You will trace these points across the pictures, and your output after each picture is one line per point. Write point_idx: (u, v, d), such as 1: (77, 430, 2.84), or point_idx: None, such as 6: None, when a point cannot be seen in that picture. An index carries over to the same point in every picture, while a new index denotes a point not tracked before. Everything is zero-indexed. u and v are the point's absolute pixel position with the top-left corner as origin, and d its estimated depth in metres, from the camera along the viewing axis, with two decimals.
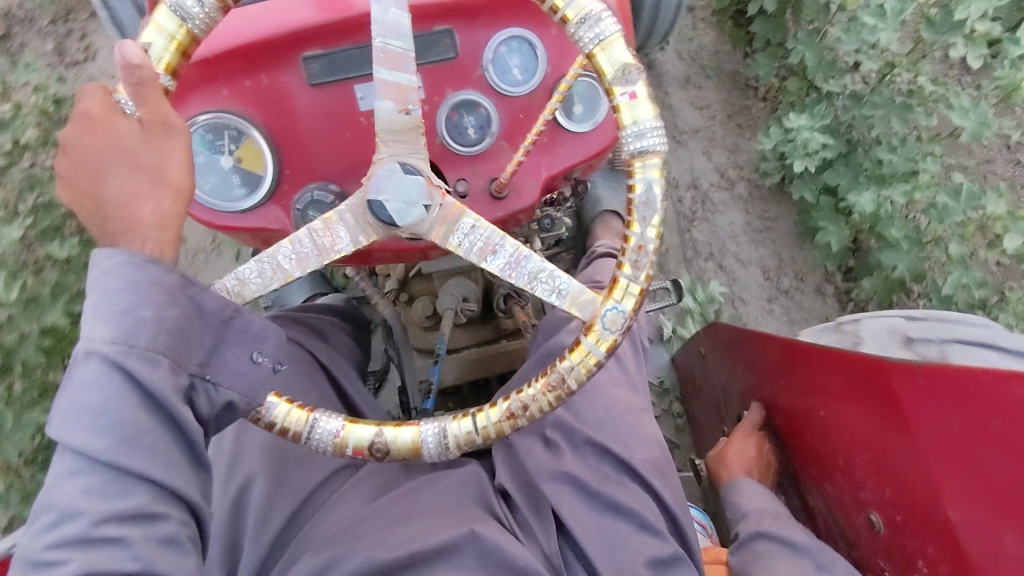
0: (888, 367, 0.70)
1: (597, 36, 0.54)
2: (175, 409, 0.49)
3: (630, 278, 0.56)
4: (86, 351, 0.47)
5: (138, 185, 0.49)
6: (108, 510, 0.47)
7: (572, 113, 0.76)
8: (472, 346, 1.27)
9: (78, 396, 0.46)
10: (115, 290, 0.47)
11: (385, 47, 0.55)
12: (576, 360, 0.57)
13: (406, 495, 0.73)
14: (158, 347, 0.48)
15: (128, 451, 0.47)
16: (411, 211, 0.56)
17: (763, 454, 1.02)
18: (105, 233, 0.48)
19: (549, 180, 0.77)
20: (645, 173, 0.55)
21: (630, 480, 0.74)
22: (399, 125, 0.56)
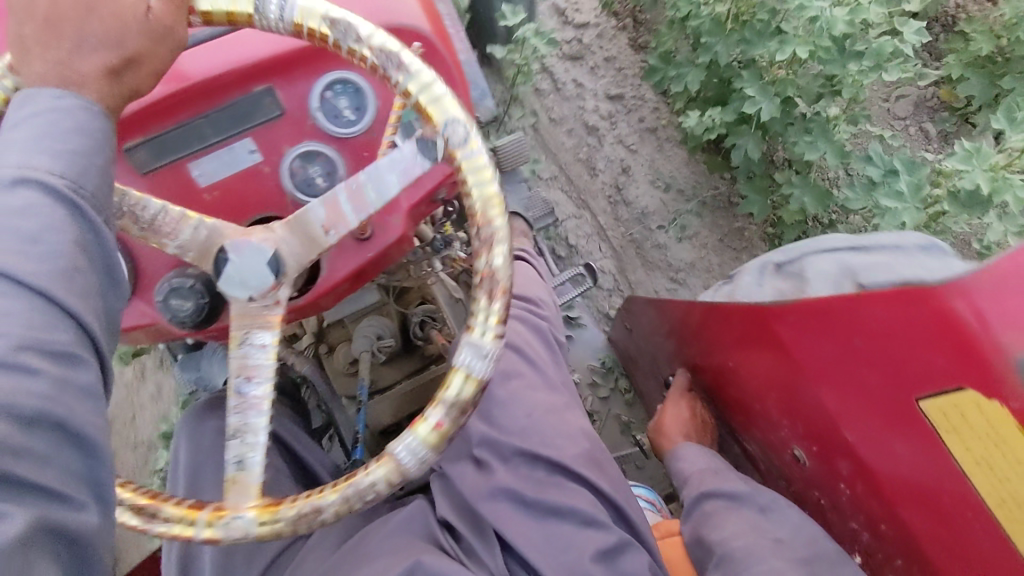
0: (767, 311, 0.74)
1: (468, 362, 0.56)
2: (111, 258, 0.47)
3: (283, 520, 0.56)
4: (17, 176, 0.43)
5: (104, 61, 0.48)
6: (30, 338, 0.40)
7: None
8: (403, 380, 1.25)
9: (6, 218, 0.42)
10: (64, 128, 0.45)
11: (361, 184, 0.58)
12: (193, 518, 0.57)
13: (349, 553, 0.70)
14: (97, 199, 0.46)
15: (59, 285, 0.42)
16: (240, 290, 0.58)
17: (698, 414, 1.02)
18: (46, 71, 0.47)
19: (411, 210, 0.77)
20: (490, 257, 0.56)
21: (568, 480, 0.73)
22: (311, 231, 0.59)
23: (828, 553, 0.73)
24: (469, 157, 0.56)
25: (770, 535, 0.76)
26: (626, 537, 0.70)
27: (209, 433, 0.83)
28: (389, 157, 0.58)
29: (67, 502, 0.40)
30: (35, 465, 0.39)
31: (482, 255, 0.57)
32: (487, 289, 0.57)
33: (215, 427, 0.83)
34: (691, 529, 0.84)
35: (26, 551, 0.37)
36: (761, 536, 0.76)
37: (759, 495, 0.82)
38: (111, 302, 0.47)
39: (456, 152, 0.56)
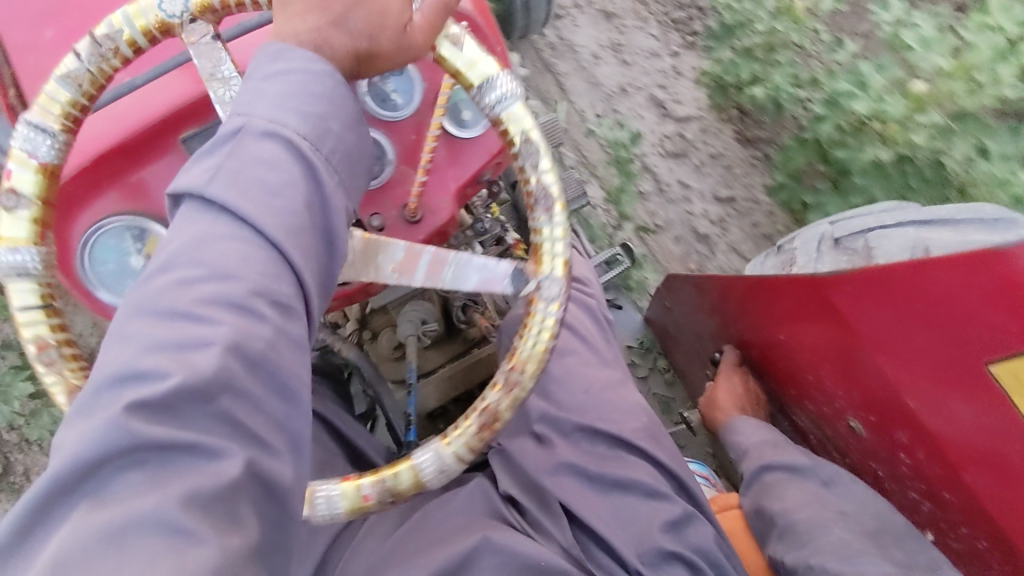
0: (820, 281, 0.73)
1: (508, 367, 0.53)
2: (336, 224, 0.45)
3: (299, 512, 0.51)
4: (269, 129, 0.44)
5: (348, 46, 0.47)
6: (263, 285, 0.40)
7: (462, 120, 0.77)
8: (446, 363, 1.26)
9: (256, 168, 0.42)
10: (312, 93, 0.45)
11: (457, 259, 0.56)
12: None
13: (417, 527, 0.72)
14: (333, 162, 0.46)
15: (293, 240, 0.42)
16: None
17: (750, 388, 1.01)
18: (302, 37, 0.47)
19: (460, 190, 0.78)
20: (550, 232, 0.54)
21: (630, 453, 0.75)
22: (383, 261, 0.56)
23: (896, 525, 0.74)
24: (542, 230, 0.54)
25: (833, 508, 0.77)
26: (690, 509, 0.73)
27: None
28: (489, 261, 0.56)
29: (267, 450, 0.38)
30: (242, 407, 0.37)
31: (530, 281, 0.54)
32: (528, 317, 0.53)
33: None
34: (751, 501, 0.86)
35: (235, 499, 0.35)
36: (824, 508, 0.77)
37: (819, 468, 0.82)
38: (330, 269, 0.46)
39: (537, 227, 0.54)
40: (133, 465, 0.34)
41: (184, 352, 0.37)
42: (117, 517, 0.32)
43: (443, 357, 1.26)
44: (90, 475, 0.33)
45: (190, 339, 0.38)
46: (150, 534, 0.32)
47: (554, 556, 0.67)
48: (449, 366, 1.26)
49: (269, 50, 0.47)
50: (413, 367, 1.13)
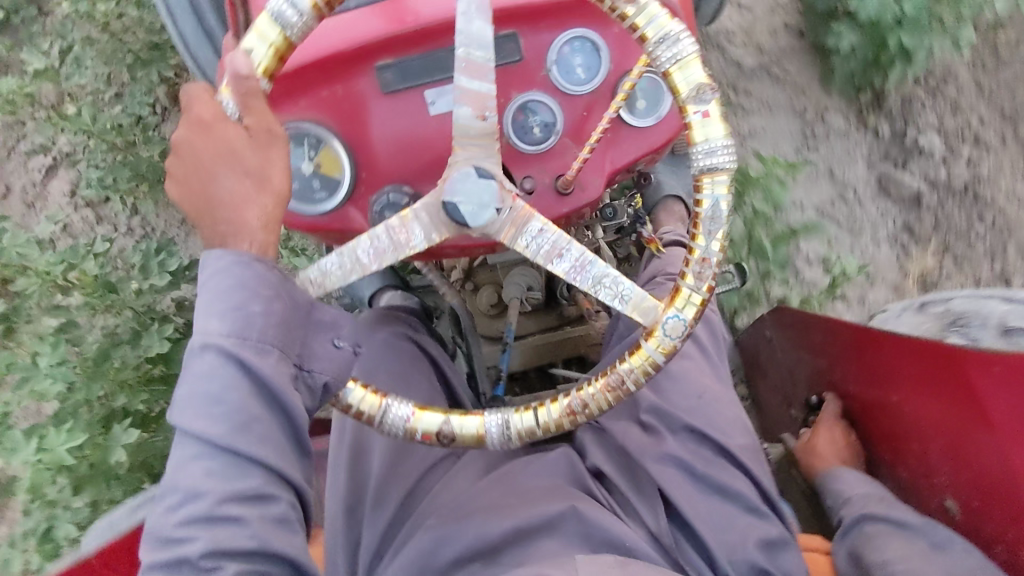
0: (965, 355, 0.70)
1: (675, 56, 0.58)
2: (282, 398, 0.55)
3: (693, 288, 0.63)
4: (203, 343, 0.53)
5: (244, 191, 0.54)
6: (229, 492, 0.54)
7: (635, 108, 0.78)
8: (536, 332, 1.30)
9: (199, 384, 0.53)
10: (227, 287, 0.53)
11: (468, 56, 0.63)
12: (635, 364, 0.63)
13: (505, 480, 0.78)
14: (267, 339, 0.54)
15: (243, 436, 0.54)
16: (483, 213, 0.64)
17: (851, 442, 0.97)
18: (213, 233, 0.54)
19: (612, 174, 0.80)
20: (713, 190, 0.61)
21: (730, 464, 0.79)
22: (475, 129, 0.63)
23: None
24: None
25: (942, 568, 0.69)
26: (787, 536, 0.75)
27: (378, 342, 0.93)
28: (462, 16, 0.63)
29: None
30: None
31: (630, 8, 0.58)
32: (645, 14, 0.58)
33: (386, 339, 0.93)
34: (848, 549, 0.78)
35: None
36: (929, 564, 0.70)
37: (932, 528, 0.73)
38: (296, 430, 0.57)
39: None
40: None
41: (181, 570, 0.54)
42: None
43: (536, 327, 1.29)
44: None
45: (181, 559, 0.54)
46: None
47: (639, 539, 0.73)
48: (539, 335, 1.30)
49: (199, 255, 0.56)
50: (513, 328, 1.18)
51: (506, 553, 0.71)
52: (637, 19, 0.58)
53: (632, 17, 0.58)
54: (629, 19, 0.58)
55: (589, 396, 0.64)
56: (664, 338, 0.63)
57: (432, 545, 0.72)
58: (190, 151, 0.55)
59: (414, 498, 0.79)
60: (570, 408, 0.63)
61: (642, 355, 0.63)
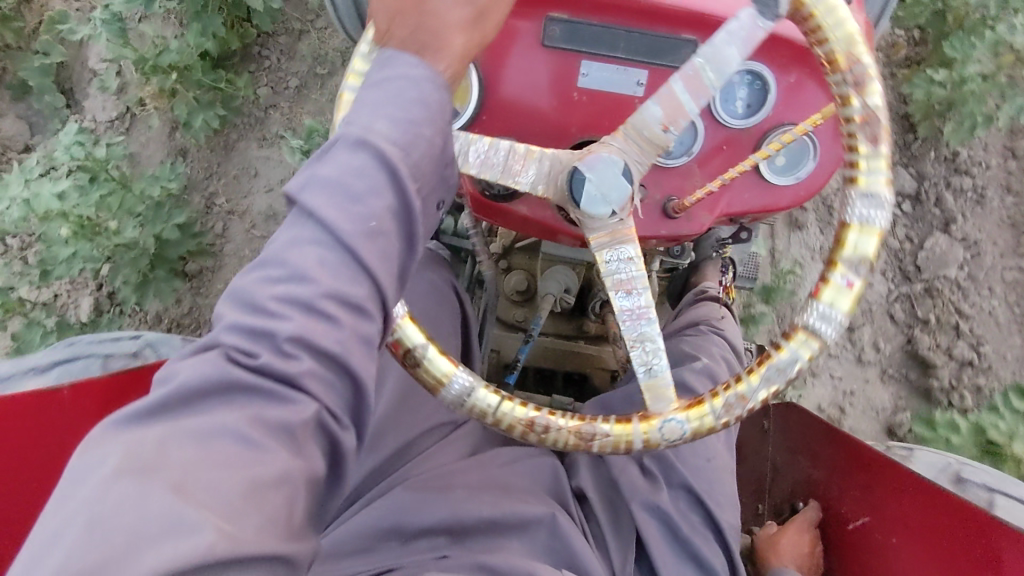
0: (1002, 531, 0.70)
1: (865, 215, 0.56)
2: (417, 227, 0.50)
3: (716, 412, 0.58)
4: (362, 137, 0.48)
5: (460, 16, 0.50)
6: (335, 288, 0.46)
7: (773, 163, 0.74)
8: (551, 334, 1.27)
9: (342, 174, 0.47)
10: (409, 97, 0.49)
11: (699, 69, 0.58)
12: (615, 432, 0.58)
13: (484, 466, 0.74)
14: (422, 166, 0.49)
15: (369, 243, 0.47)
16: (601, 206, 0.59)
17: (814, 555, 0.95)
18: (407, 39, 0.50)
19: (721, 217, 0.77)
20: (798, 347, 0.57)
21: (716, 540, 0.73)
22: (650, 133, 0.59)
23: None
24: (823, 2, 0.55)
25: None
26: None
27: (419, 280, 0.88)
28: (725, 32, 0.57)
29: (338, 420, 0.47)
30: (318, 386, 0.45)
31: (859, 99, 0.56)
32: (870, 132, 0.56)
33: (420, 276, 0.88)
34: None
35: (304, 438, 0.44)
36: None
37: None
38: (410, 265, 0.51)
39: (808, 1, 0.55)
40: (230, 403, 0.43)
41: (261, 344, 0.44)
42: (204, 427, 0.41)
43: (552, 329, 1.26)
44: (195, 402, 0.43)
45: (264, 332, 0.45)
46: (224, 441, 0.41)
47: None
48: (551, 338, 1.26)
49: (379, 55, 0.51)
50: (540, 323, 1.08)
51: (475, 539, 0.67)
52: (862, 141, 0.56)
53: (861, 154, 0.56)
54: (857, 155, 0.56)
55: (553, 425, 0.59)
56: (657, 429, 0.58)
57: (399, 508, 0.68)
58: None
59: (407, 453, 0.75)
60: (531, 420, 0.59)
61: (628, 426, 0.58)
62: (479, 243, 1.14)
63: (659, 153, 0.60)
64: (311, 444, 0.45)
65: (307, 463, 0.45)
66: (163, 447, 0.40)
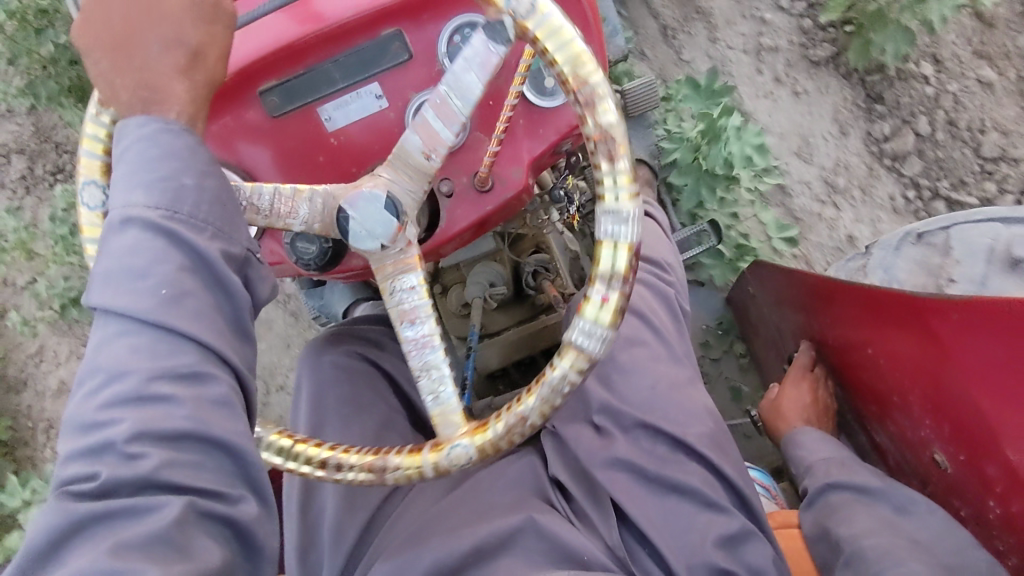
0: (924, 303, 0.66)
1: (613, 232, 0.54)
2: (218, 275, 0.51)
3: (497, 434, 0.57)
4: (125, 217, 0.50)
5: (175, 61, 0.52)
6: (158, 370, 0.48)
7: (543, 87, 0.73)
8: (512, 327, 1.25)
9: (122, 259, 0.49)
10: (153, 156, 0.50)
11: (445, 98, 0.57)
12: (404, 462, 0.58)
13: (468, 497, 0.77)
14: (201, 215, 0.51)
15: (176, 312, 0.49)
16: (369, 241, 0.60)
17: (820, 399, 0.96)
18: (134, 97, 0.52)
19: (533, 163, 0.75)
20: (596, 310, 0.55)
21: (688, 457, 0.75)
22: (416, 161, 0.60)
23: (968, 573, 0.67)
24: (544, 23, 0.52)
25: (905, 535, 0.69)
26: (750, 526, 0.72)
27: (326, 367, 0.91)
28: (462, 58, 0.56)
29: (221, 497, 0.49)
30: (179, 473, 0.47)
31: (592, 118, 0.53)
32: (607, 149, 0.53)
33: (332, 362, 0.91)
34: (813, 520, 0.79)
35: (183, 531, 0.45)
36: (897, 535, 0.69)
37: (895, 491, 0.74)
38: (235, 314, 0.53)
39: (525, 24, 0.53)
40: (90, 539, 0.44)
41: (104, 459, 0.46)
42: None
43: (510, 323, 1.24)
44: (55, 554, 0.44)
45: (103, 445, 0.47)
46: None
47: (596, 552, 0.70)
48: (512, 333, 1.24)
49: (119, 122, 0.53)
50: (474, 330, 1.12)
51: None
52: (602, 161, 0.53)
53: (602, 172, 0.54)
54: (598, 171, 0.54)
55: (347, 461, 0.60)
56: (448, 448, 0.58)
57: None
58: (118, 11, 0.52)
59: (376, 523, 0.77)
60: (325, 461, 0.61)
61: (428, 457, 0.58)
62: None
63: (430, 178, 0.61)
64: (197, 538, 0.46)
65: (193, 560, 0.45)
66: None
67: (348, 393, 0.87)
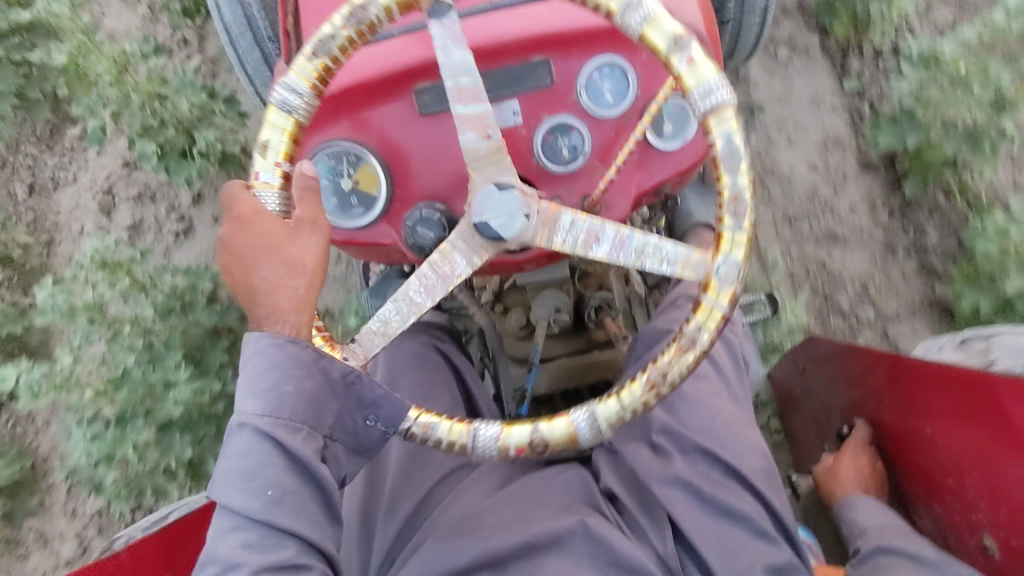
0: (1000, 382, 0.71)
1: (644, 18, 0.59)
2: (311, 468, 0.61)
3: (733, 226, 0.59)
4: (240, 422, 0.60)
5: (281, 277, 0.61)
6: (262, 561, 0.60)
7: (663, 131, 0.80)
8: (564, 354, 1.31)
9: (236, 461, 0.60)
10: (261, 368, 0.59)
11: (456, 85, 0.63)
12: (701, 319, 0.59)
13: (519, 494, 0.80)
14: (297, 417, 0.61)
15: (279, 506, 0.60)
16: (514, 222, 0.64)
17: (877, 471, 0.98)
18: (255, 315, 0.61)
19: (639, 196, 0.82)
20: (723, 127, 0.59)
21: (741, 487, 0.79)
22: (485, 148, 0.64)
23: None
24: None
25: None
26: (795, 562, 0.75)
27: (405, 352, 0.95)
28: (438, 50, 0.63)
29: None
30: None
31: None
32: None
33: (411, 348, 0.96)
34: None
35: None
36: None
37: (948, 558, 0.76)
38: (326, 494, 0.63)
39: None
40: None
41: None
42: None
43: (562, 351, 1.30)
44: None
45: None
46: None
47: (647, 561, 0.73)
48: (565, 360, 1.31)
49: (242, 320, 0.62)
50: (538, 349, 1.18)
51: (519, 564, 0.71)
52: None
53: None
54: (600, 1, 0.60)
55: (666, 367, 0.60)
56: (720, 285, 0.59)
57: (439, 556, 0.73)
58: (229, 244, 0.61)
59: (427, 504, 0.81)
60: (650, 382, 0.60)
61: (705, 308, 0.59)
62: (467, 298, 1.16)
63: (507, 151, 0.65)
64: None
65: None
66: None
67: (420, 378, 0.91)
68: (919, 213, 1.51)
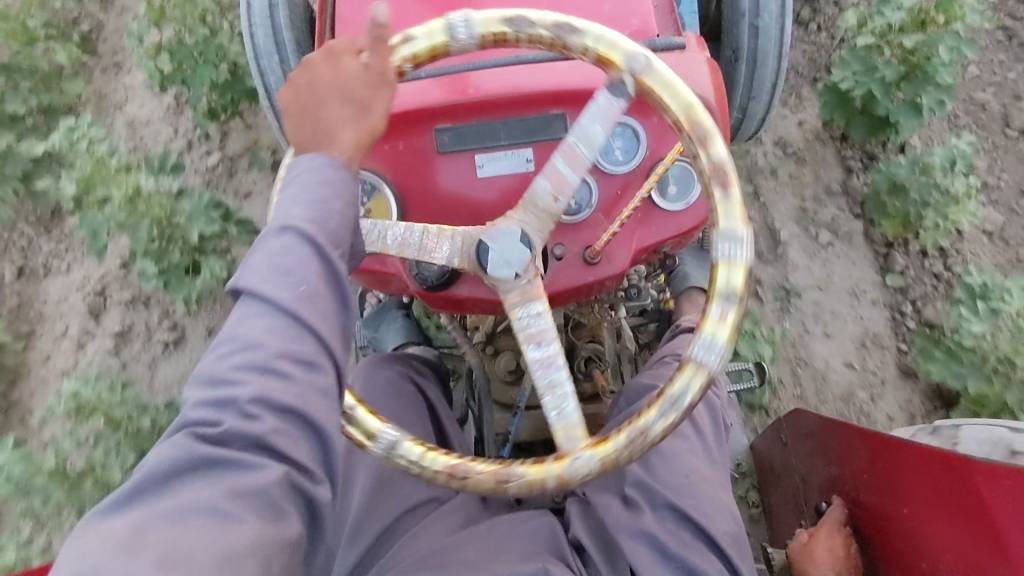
0: (978, 466, 0.75)
1: (724, 196, 0.64)
2: (342, 284, 0.60)
3: (618, 444, 0.64)
4: (283, 225, 0.59)
5: (348, 114, 0.62)
6: (285, 349, 0.56)
7: (667, 192, 0.84)
8: None
9: (271, 256, 0.58)
10: (314, 183, 0.60)
11: (574, 145, 0.66)
12: (528, 471, 0.64)
13: (484, 535, 0.81)
14: (337, 233, 0.60)
15: (308, 304, 0.57)
16: (505, 269, 0.67)
17: (851, 556, 0.96)
18: (311, 144, 0.62)
19: (639, 251, 0.85)
20: (712, 333, 0.64)
21: (709, 549, 0.78)
22: (543, 204, 0.68)
23: None
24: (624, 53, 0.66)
25: None
26: None
27: (380, 381, 0.96)
28: (589, 112, 0.66)
29: (307, 475, 0.56)
30: (283, 445, 0.54)
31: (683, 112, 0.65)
32: (699, 133, 0.65)
33: (387, 378, 0.96)
34: None
35: (277, 496, 0.52)
36: None
37: None
38: (347, 322, 0.61)
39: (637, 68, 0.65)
40: (208, 482, 0.51)
41: (225, 411, 0.53)
42: (176, 510, 0.49)
43: None
44: (164, 487, 0.50)
45: (225, 400, 0.54)
46: (197, 519, 0.48)
47: None
48: None
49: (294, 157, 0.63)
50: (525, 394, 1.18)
51: None
52: (696, 146, 0.65)
53: (701, 154, 0.65)
54: (698, 156, 0.65)
55: (474, 471, 0.66)
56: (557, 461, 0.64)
57: None
58: (311, 77, 0.63)
59: (390, 535, 0.80)
60: (454, 468, 0.66)
61: (606, 445, 0.64)
62: (458, 334, 1.17)
63: (553, 220, 0.69)
64: None
65: (274, 530, 0.52)
66: (135, 542, 0.46)
67: (393, 410, 0.92)
68: (946, 394, 1.49)
